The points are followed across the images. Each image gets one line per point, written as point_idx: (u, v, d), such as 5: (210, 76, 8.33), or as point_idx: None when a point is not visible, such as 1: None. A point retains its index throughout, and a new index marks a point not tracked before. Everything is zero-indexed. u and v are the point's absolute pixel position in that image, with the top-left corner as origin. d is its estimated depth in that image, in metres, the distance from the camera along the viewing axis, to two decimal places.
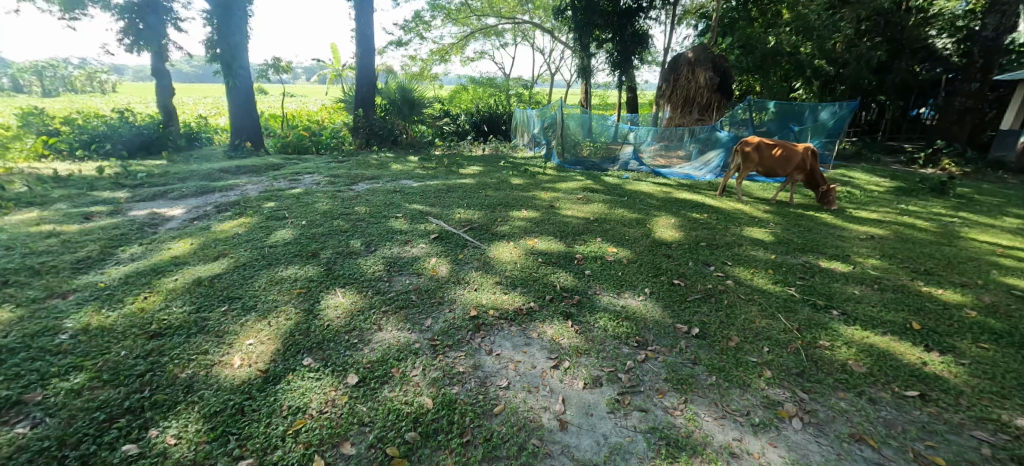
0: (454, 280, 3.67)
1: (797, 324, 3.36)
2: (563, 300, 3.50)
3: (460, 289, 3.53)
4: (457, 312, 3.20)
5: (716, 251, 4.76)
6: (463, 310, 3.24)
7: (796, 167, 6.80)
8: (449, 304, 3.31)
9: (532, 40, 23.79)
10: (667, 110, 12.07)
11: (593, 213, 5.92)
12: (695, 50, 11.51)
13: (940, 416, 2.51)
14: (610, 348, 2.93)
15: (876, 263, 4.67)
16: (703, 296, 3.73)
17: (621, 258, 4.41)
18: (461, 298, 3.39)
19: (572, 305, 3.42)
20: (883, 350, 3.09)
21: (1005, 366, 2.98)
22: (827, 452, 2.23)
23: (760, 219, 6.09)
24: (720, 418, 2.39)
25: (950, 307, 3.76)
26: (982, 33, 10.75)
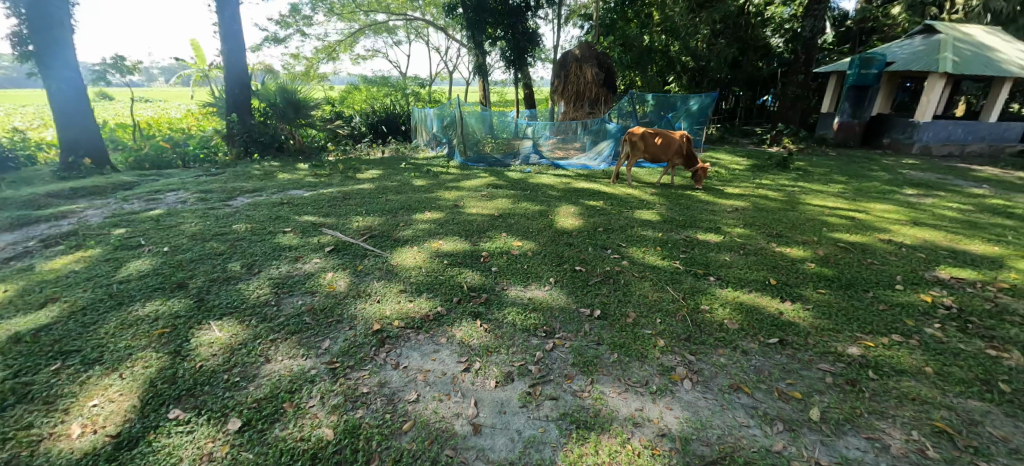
0: (353, 294, 3.42)
1: (682, 293, 3.71)
2: (470, 300, 3.44)
3: (362, 303, 3.31)
4: (359, 328, 2.98)
5: (612, 234, 5.06)
6: (366, 325, 3.03)
7: (675, 152, 7.48)
8: (349, 321, 3.07)
9: (426, 38, 23.23)
10: (560, 105, 12.53)
11: (498, 209, 5.94)
12: (581, 48, 12.14)
13: (795, 356, 2.93)
14: (520, 342, 2.95)
15: (741, 232, 5.32)
16: (603, 278, 3.93)
17: (526, 251, 4.48)
18: (362, 313, 3.17)
19: (480, 304, 3.39)
20: (750, 306, 3.53)
21: (837, 306, 3.58)
22: (713, 405, 2.48)
23: (648, 202, 6.59)
24: (624, 391, 2.54)
25: (796, 262, 4.42)
26: (804, 34, 12.63)
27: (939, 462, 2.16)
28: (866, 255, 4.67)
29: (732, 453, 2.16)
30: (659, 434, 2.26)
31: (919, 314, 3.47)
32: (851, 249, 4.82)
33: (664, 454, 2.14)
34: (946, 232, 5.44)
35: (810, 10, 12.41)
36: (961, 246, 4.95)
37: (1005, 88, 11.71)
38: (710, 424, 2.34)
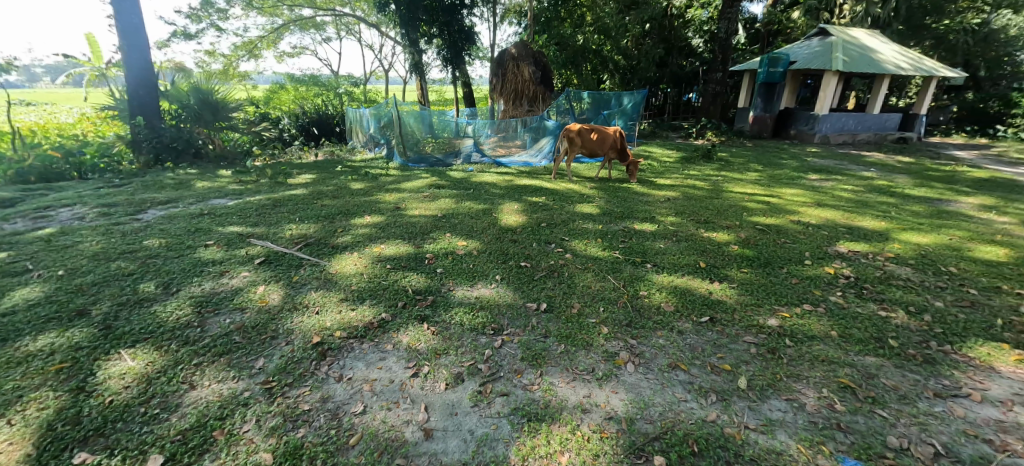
0: (288, 308, 3.23)
1: (622, 281, 3.88)
2: (416, 303, 3.38)
3: (299, 316, 3.14)
4: (297, 343, 2.83)
5: (554, 229, 5.17)
6: (305, 339, 2.88)
7: (610, 146, 7.77)
8: (285, 336, 2.90)
9: (357, 35, 22.35)
10: (500, 103, 12.57)
11: (441, 209, 5.88)
12: (517, 46, 12.23)
13: (724, 332, 3.17)
14: (468, 341, 2.94)
15: (673, 220, 5.64)
16: (548, 273, 4.01)
17: (470, 250, 4.46)
18: (300, 327, 3.01)
19: (426, 307, 3.34)
20: (683, 289, 3.76)
21: (758, 283, 3.90)
22: (654, 385, 2.62)
23: (587, 196, 6.80)
24: (572, 380, 2.62)
25: (722, 245, 4.77)
26: (720, 35, 13.52)
27: (846, 413, 2.44)
28: (781, 235, 5.12)
29: (673, 427, 2.30)
30: (607, 417, 2.35)
31: (826, 285, 3.88)
32: (768, 231, 5.27)
33: (612, 436, 2.23)
34: (844, 211, 6.11)
35: (724, 13, 13.36)
36: (857, 223, 5.58)
37: (886, 83, 13.34)
38: (653, 403, 2.48)
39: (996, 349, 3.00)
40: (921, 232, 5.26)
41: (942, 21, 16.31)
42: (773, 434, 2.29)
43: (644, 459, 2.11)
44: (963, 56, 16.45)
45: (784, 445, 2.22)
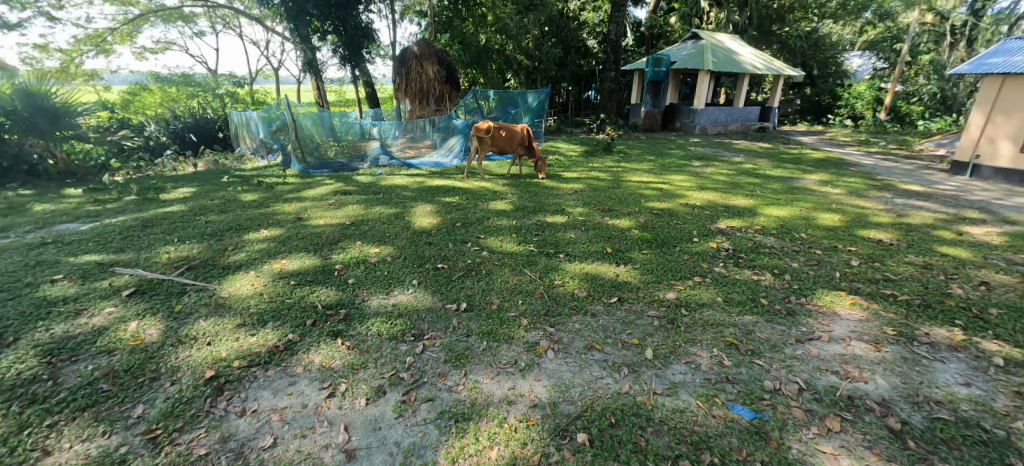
0: (170, 343, 2.88)
1: (539, 273, 4.04)
2: (327, 319, 3.21)
3: (185, 350, 2.82)
4: (185, 381, 2.55)
5: (469, 228, 5.21)
6: (195, 374, 2.60)
7: (518, 143, 7.97)
8: (170, 375, 2.60)
9: (237, 30, 20.27)
10: (405, 103, 12.24)
11: (349, 216, 5.61)
12: (419, 44, 11.98)
13: (631, 309, 3.46)
14: (387, 351, 2.88)
15: (581, 211, 5.98)
16: (465, 272, 4.04)
17: (385, 257, 4.33)
18: (187, 362, 2.71)
19: (339, 322, 3.19)
20: (593, 274, 4.03)
21: (656, 262, 4.31)
22: (573, 368, 2.78)
23: (500, 192, 6.93)
24: (496, 375, 2.69)
25: (625, 231, 5.16)
26: (611, 37, 14.40)
27: (732, 367, 2.80)
28: (674, 217, 5.68)
29: (592, 405, 2.47)
30: (531, 406, 2.46)
31: (711, 258, 4.39)
32: (662, 215, 5.81)
33: (537, 423, 2.33)
34: (721, 193, 6.96)
35: (613, 17, 14.30)
36: (732, 202, 6.38)
37: (747, 81, 15.38)
38: (573, 385, 2.63)
39: (837, 297, 3.65)
40: (779, 206, 6.18)
41: (785, 27, 19.21)
42: (677, 395, 2.56)
43: (568, 438, 2.24)
44: (802, 57, 19.51)
45: (686, 403, 2.50)
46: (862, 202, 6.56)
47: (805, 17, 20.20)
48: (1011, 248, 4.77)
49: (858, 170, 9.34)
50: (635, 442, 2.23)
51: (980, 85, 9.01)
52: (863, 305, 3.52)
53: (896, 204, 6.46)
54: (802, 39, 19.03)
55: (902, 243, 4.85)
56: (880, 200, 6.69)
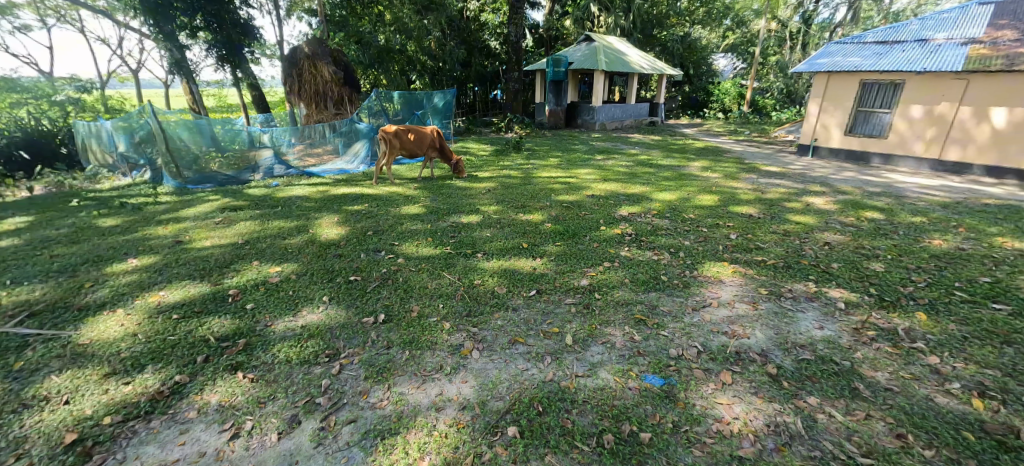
0: (11, 410, 2.41)
1: (458, 274, 4.04)
2: (224, 352, 2.91)
3: (34, 415, 2.38)
4: (37, 452, 2.16)
5: (382, 236, 5.03)
6: (51, 442, 2.22)
7: (429, 145, 7.87)
8: (15, 448, 2.18)
9: (77, 24, 17.28)
10: (300, 107, 11.41)
11: (241, 234, 5.11)
12: (310, 43, 11.21)
13: (549, 300, 3.62)
14: (299, 378, 2.69)
15: (494, 209, 6.08)
16: (381, 282, 3.91)
17: (289, 275, 4.03)
18: (38, 429, 2.29)
19: (238, 353, 2.91)
20: (511, 270, 4.14)
21: (568, 252, 4.52)
22: (499, 364, 2.84)
23: (412, 196, 6.79)
24: (421, 383, 2.65)
25: (538, 225, 5.36)
26: (511, 39, 14.80)
27: (642, 341, 3.06)
28: (581, 209, 6.01)
29: (519, 397, 2.55)
30: (460, 408, 2.46)
31: (617, 243, 4.74)
32: (572, 207, 6.11)
33: (466, 425, 2.35)
34: (622, 183, 7.50)
35: (512, 18, 14.64)
36: (630, 191, 6.92)
37: (636, 79, 16.73)
38: (499, 381, 2.68)
39: (722, 267, 4.15)
40: (670, 191, 6.82)
41: (663, 31, 21.25)
42: (596, 375, 2.74)
43: (498, 434, 2.29)
44: (679, 58, 21.67)
45: (605, 381, 2.68)
46: (736, 183, 7.49)
47: (678, 22, 22.50)
48: (843, 213, 5.78)
49: (730, 156, 10.66)
50: (562, 426, 2.34)
51: (814, 81, 10.69)
52: (741, 272, 4.04)
53: (761, 183, 7.49)
54: (677, 43, 21.17)
55: (766, 216, 5.64)
56: (749, 181, 7.72)
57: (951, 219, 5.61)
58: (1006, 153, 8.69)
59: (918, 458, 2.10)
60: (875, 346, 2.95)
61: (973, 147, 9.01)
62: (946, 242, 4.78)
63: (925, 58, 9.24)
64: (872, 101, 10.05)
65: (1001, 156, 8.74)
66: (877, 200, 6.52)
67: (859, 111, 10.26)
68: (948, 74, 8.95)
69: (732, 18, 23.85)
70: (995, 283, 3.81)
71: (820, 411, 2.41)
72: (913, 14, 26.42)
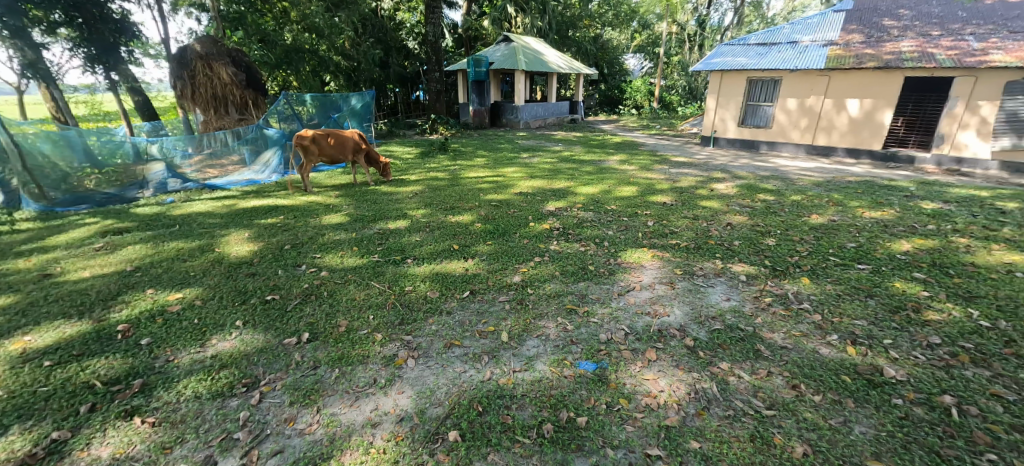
0: None
1: (388, 282, 3.91)
2: (115, 397, 2.55)
3: None
4: None
5: (302, 249, 4.73)
6: None
7: (353, 149, 7.48)
8: None
9: None
10: (196, 113, 10.33)
11: (130, 260, 4.53)
12: (202, 42, 10.19)
13: (484, 299, 3.62)
14: (212, 413, 2.45)
15: (422, 212, 5.95)
16: (303, 298, 3.67)
17: (193, 301, 3.63)
18: None
19: (133, 397, 2.56)
20: (442, 273, 4.08)
21: (499, 251, 4.55)
22: (436, 370, 2.79)
23: (333, 205, 6.45)
24: (354, 401, 2.53)
25: (468, 226, 5.34)
26: (429, 38, 14.57)
27: (574, 330, 3.17)
28: (510, 207, 6.07)
29: (458, 400, 2.52)
30: (398, 421, 2.38)
31: (546, 238, 4.86)
32: (500, 205, 6.16)
33: (405, 436, 2.28)
34: (547, 179, 7.70)
35: (429, 18, 14.40)
36: (556, 186, 7.12)
37: (554, 79, 17.23)
38: (437, 387, 2.63)
39: (642, 253, 4.42)
40: (592, 185, 7.12)
41: (577, 32, 22.12)
42: (533, 368, 2.79)
43: (439, 440, 2.25)
44: (594, 58, 22.67)
45: (541, 373, 2.74)
46: (651, 174, 7.99)
47: (590, 23, 23.55)
48: (742, 196, 6.41)
49: (645, 148, 11.37)
50: (502, 423, 2.35)
51: (710, 79, 11.70)
52: (659, 255, 4.33)
53: (672, 173, 8.07)
54: (590, 44, 22.16)
55: (678, 203, 6.09)
56: (662, 171, 8.29)
57: (825, 196, 6.45)
58: (861, 137, 10.15)
59: (811, 404, 2.39)
60: (772, 310, 3.31)
61: (837, 133, 10.40)
62: (822, 216, 5.48)
63: (797, 58, 10.52)
64: (758, 95, 11.27)
65: (858, 139, 10.19)
66: (768, 183, 7.31)
67: (748, 105, 11.45)
68: (814, 72, 10.25)
69: (638, 20, 25.50)
70: (858, 248, 4.44)
71: (731, 374, 2.65)
72: (786, 19, 30.11)
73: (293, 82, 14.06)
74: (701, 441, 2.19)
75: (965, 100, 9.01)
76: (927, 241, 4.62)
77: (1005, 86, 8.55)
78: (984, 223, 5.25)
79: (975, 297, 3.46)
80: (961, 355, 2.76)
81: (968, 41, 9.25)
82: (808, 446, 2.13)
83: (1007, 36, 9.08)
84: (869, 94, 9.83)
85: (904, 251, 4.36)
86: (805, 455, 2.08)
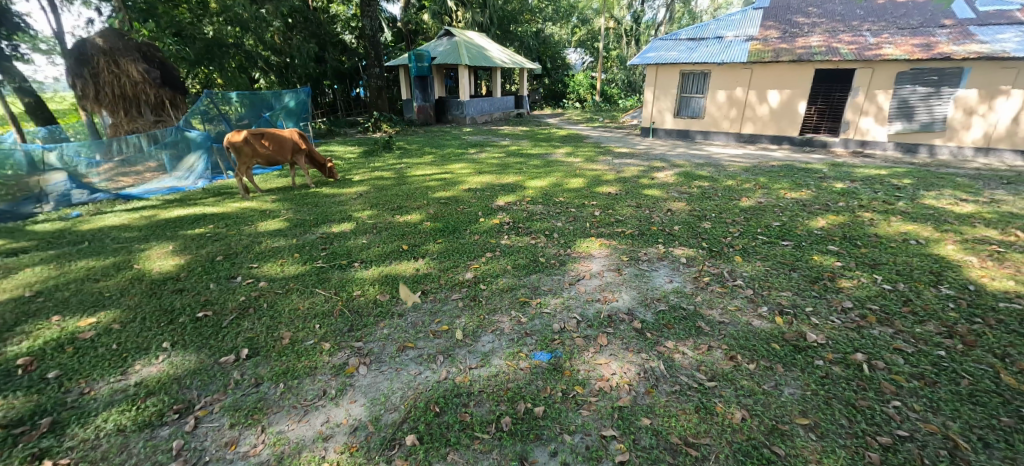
0: None
1: (334, 288, 3.76)
2: (17, 441, 2.27)
3: None
4: None
5: (235, 259, 4.43)
6: None
7: (291, 150, 7.09)
8: None
9: None
10: (102, 114, 9.35)
11: (31, 283, 4.04)
12: (105, 36, 9.20)
13: (436, 298, 3.57)
14: (139, 446, 2.25)
15: (368, 214, 5.76)
16: (240, 313, 3.44)
17: (109, 326, 3.30)
18: None
19: (39, 438, 2.29)
20: (393, 275, 3.98)
21: (451, 249, 4.50)
22: (389, 375, 2.72)
23: (270, 211, 6.09)
24: (303, 416, 2.41)
25: (417, 225, 5.23)
26: (366, 32, 14.04)
27: (528, 322, 3.20)
28: (459, 204, 6.03)
29: (414, 403, 2.48)
30: (352, 431, 2.30)
31: (497, 233, 4.87)
32: (449, 203, 6.09)
33: (359, 447, 2.21)
34: (495, 174, 7.71)
35: (364, 11, 13.88)
36: (504, 181, 7.15)
37: (498, 74, 17.20)
38: (391, 392, 2.57)
39: (591, 242, 4.54)
40: (540, 179, 7.19)
41: (518, 27, 22.24)
42: (489, 363, 2.79)
43: (397, 446, 2.20)
44: (536, 53, 22.91)
45: (498, 367, 2.74)
46: (595, 165, 8.21)
47: (531, 18, 23.75)
48: (680, 183, 6.74)
49: (589, 141, 11.67)
50: (460, 421, 2.34)
51: (646, 72, 12.16)
52: (607, 244, 4.46)
53: (615, 164, 8.35)
54: (531, 39, 22.39)
55: (623, 192, 6.31)
56: (606, 162, 8.55)
57: (752, 180, 6.93)
58: (781, 125, 10.99)
59: (746, 373, 2.57)
60: (711, 289, 3.53)
61: (760, 122, 11.19)
62: (750, 199, 5.87)
63: (722, 52, 11.20)
64: (690, 87, 11.87)
65: (779, 128, 11.03)
66: (703, 170, 7.75)
67: (682, 97, 12.03)
68: (738, 65, 10.94)
69: (576, 16, 26.10)
70: (782, 226, 4.81)
71: (675, 351, 2.79)
72: (713, 16, 31.95)
73: (217, 79, 13.13)
74: (652, 417, 2.29)
75: (864, 89, 9.95)
76: (838, 217, 5.09)
77: (896, 77, 9.57)
78: (884, 198, 5.87)
79: (878, 264, 3.86)
80: (869, 316, 3.07)
81: (865, 37, 10.25)
82: (745, 411, 2.29)
83: (897, 31, 10.17)
84: (786, 85, 10.62)
85: (819, 227, 4.78)
86: (744, 420, 2.23)
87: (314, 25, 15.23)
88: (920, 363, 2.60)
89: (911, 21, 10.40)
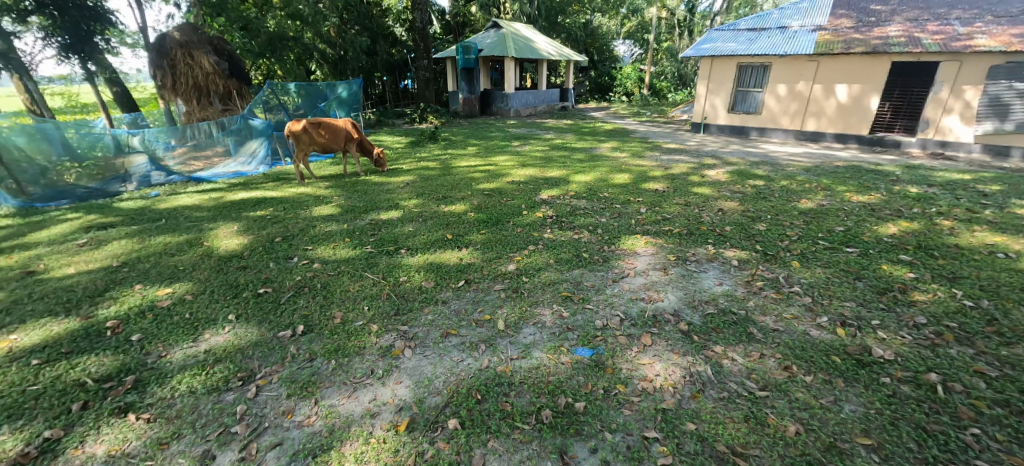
0: None
1: (382, 273, 3.90)
2: (107, 395, 2.53)
3: None
4: None
5: (292, 241, 4.69)
6: None
7: (345, 138, 7.37)
8: None
9: None
10: (178, 102, 10.09)
11: (118, 255, 4.47)
12: (182, 30, 9.90)
13: (479, 288, 3.62)
14: (207, 408, 2.44)
15: (415, 203, 5.90)
16: (296, 291, 3.64)
17: (183, 296, 3.60)
18: None
19: (124, 394, 2.54)
20: (437, 263, 4.07)
21: (493, 240, 4.54)
22: (433, 361, 2.79)
23: (325, 196, 6.38)
24: (352, 392, 2.53)
25: (462, 215, 5.31)
26: (417, 25, 14.31)
27: (571, 317, 3.19)
28: (503, 196, 6.06)
29: (457, 389, 2.54)
30: (398, 410, 2.40)
31: (540, 226, 4.86)
32: (493, 194, 6.14)
33: (404, 426, 2.29)
34: (540, 167, 7.68)
35: (416, 4, 14.13)
36: (549, 174, 7.12)
37: (545, 66, 17.07)
38: (435, 377, 2.64)
39: (636, 239, 4.44)
40: (585, 173, 7.09)
41: (566, 18, 21.93)
42: (530, 355, 2.81)
43: (440, 429, 2.27)
44: (583, 44, 22.54)
45: (539, 360, 2.75)
46: (642, 161, 8.00)
47: (580, 9, 23.38)
48: (732, 182, 6.45)
49: (636, 135, 11.38)
50: (501, 410, 2.37)
51: (700, 65, 11.68)
52: (653, 242, 4.35)
53: (663, 160, 8.10)
54: (579, 30, 22.02)
55: (670, 189, 6.13)
56: (653, 158, 8.30)
57: (813, 181, 6.51)
58: (849, 123, 10.22)
59: (802, 384, 2.44)
60: (763, 294, 3.36)
61: (825, 119, 10.47)
62: (811, 201, 5.53)
63: (785, 43, 10.60)
64: (747, 81, 11.31)
65: (846, 126, 10.27)
66: (758, 169, 7.37)
67: (738, 91, 11.47)
68: (802, 58, 10.29)
69: (627, 6, 25.41)
70: (846, 231, 4.50)
71: (724, 357, 2.69)
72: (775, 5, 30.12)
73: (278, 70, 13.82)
74: (697, 423, 2.23)
75: (949, 85, 9.09)
76: (911, 224, 4.69)
77: (988, 71, 8.66)
78: (967, 205, 5.35)
79: (958, 278, 3.53)
80: (946, 334, 2.83)
81: (953, 26, 9.32)
82: (800, 425, 2.18)
83: (992, 20, 9.17)
84: (857, 80, 9.87)
85: (890, 234, 4.43)
86: (798, 434, 2.13)
87: (367, 18, 15.72)
88: (1005, 389, 2.37)
89: (1010, 8, 9.33)
